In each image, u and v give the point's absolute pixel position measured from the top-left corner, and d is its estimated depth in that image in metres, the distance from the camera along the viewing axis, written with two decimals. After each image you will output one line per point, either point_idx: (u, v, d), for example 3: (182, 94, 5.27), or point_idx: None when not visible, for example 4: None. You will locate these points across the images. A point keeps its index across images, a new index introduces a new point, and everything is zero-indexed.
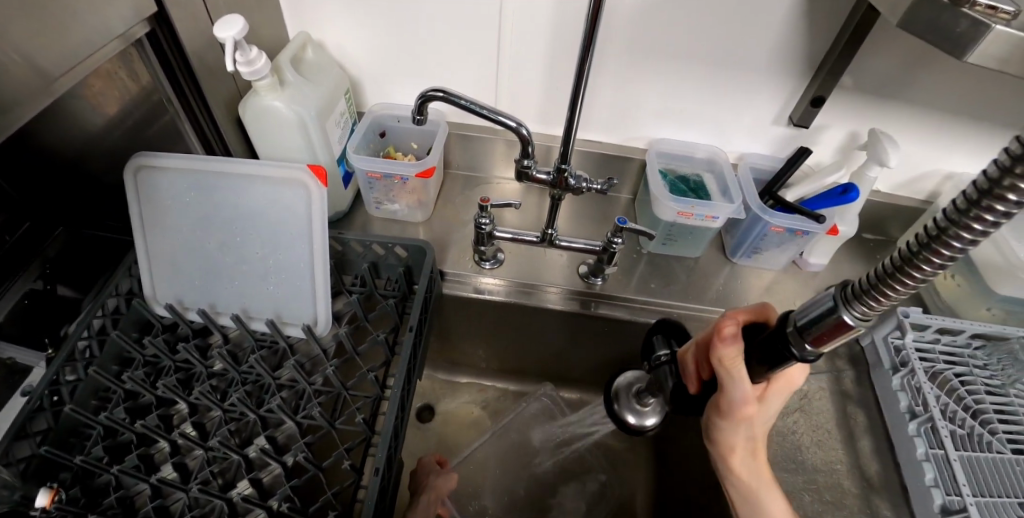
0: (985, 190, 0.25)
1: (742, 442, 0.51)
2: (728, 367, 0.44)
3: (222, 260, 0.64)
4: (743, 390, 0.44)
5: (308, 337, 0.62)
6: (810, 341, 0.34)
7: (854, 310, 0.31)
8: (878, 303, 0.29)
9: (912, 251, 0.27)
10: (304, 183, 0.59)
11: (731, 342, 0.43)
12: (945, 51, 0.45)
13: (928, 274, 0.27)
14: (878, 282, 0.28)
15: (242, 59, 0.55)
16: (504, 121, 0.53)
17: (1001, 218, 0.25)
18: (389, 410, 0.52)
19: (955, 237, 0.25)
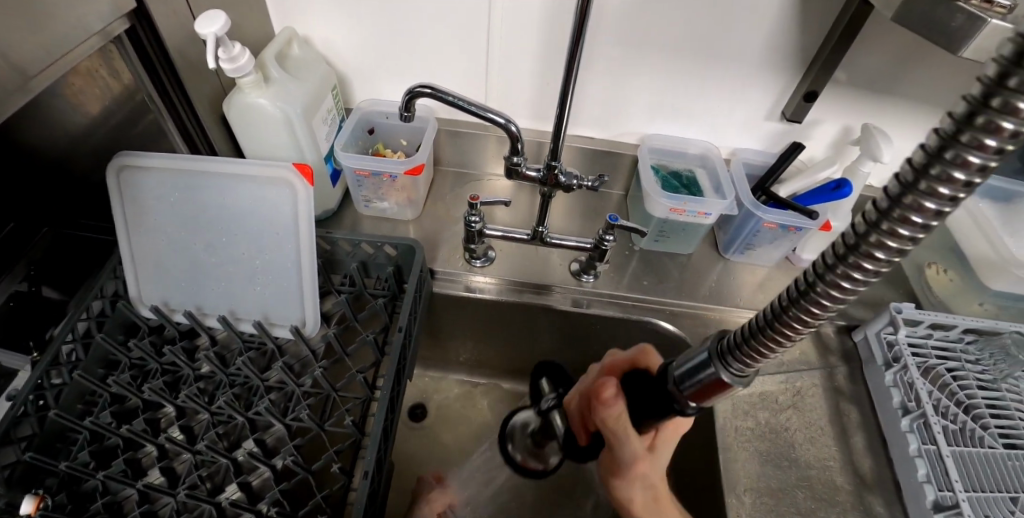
0: (926, 166, 0.22)
1: (641, 491, 0.54)
2: (614, 427, 0.50)
3: (209, 260, 0.63)
4: (627, 449, 0.51)
5: (297, 339, 0.62)
6: (696, 395, 0.40)
7: (736, 365, 0.36)
8: (766, 351, 0.33)
9: (806, 295, 0.28)
10: (291, 182, 0.58)
11: (614, 404, 0.50)
12: (941, 46, 0.44)
13: (817, 318, 0.29)
14: (767, 331, 0.32)
15: (225, 56, 0.54)
16: (493, 118, 0.52)
17: (947, 203, 0.22)
18: (378, 413, 0.51)
19: (875, 251, 0.24)
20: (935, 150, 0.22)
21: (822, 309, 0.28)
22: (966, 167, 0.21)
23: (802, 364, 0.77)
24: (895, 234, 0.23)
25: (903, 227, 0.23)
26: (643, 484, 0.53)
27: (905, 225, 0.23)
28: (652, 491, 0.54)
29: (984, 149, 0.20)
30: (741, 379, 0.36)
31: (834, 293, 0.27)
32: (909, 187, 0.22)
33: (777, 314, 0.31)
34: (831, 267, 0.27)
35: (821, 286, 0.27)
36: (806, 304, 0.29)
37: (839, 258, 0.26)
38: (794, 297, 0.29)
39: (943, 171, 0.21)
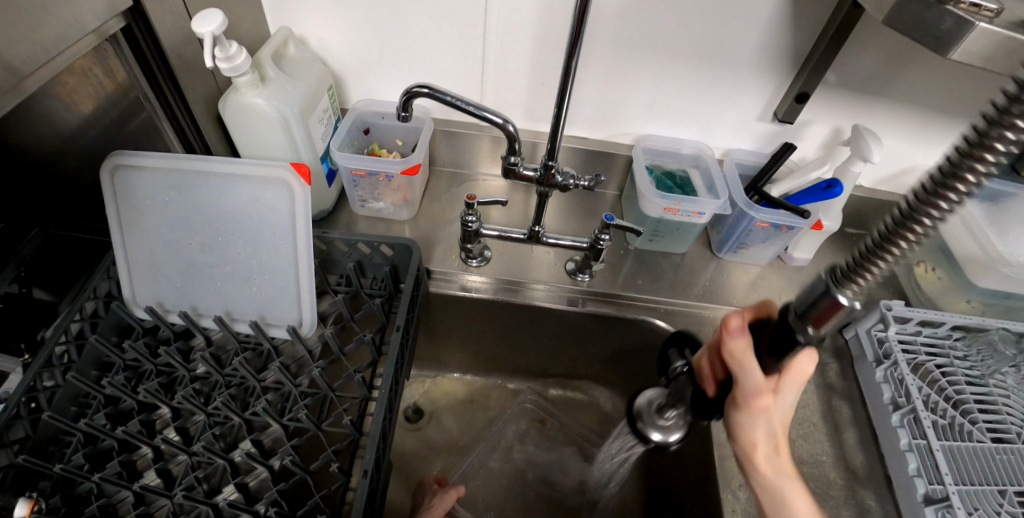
0: (1003, 109, 0.24)
1: (764, 439, 0.44)
2: (739, 358, 0.42)
3: (204, 260, 0.63)
4: (758, 384, 0.41)
5: (293, 339, 0.61)
6: (812, 318, 0.33)
7: (854, 281, 0.31)
8: (877, 263, 0.29)
9: (935, 185, 0.27)
10: (287, 181, 0.58)
11: (740, 334, 0.42)
12: (930, 48, 0.45)
13: (938, 218, 0.27)
14: (885, 238, 0.28)
15: (221, 55, 0.54)
16: (490, 118, 0.53)
17: (1013, 143, 0.24)
18: (377, 411, 0.51)
19: (977, 165, 0.25)
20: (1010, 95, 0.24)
21: (953, 198, 0.26)
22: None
23: None
24: (987, 152, 0.25)
25: (991, 150, 0.25)
26: (766, 430, 0.43)
27: (982, 162, 0.25)
28: (776, 440, 0.44)
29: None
30: (854, 299, 0.31)
31: (957, 186, 0.26)
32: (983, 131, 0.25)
33: (898, 214, 0.28)
34: (962, 156, 0.26)
35: (947, 175, 0.26)
36: (937, 190, 0.26)
37: (959, 157, 0.26)
38: (925, 188, 0.27)
39: (1005, 125, 0.24)
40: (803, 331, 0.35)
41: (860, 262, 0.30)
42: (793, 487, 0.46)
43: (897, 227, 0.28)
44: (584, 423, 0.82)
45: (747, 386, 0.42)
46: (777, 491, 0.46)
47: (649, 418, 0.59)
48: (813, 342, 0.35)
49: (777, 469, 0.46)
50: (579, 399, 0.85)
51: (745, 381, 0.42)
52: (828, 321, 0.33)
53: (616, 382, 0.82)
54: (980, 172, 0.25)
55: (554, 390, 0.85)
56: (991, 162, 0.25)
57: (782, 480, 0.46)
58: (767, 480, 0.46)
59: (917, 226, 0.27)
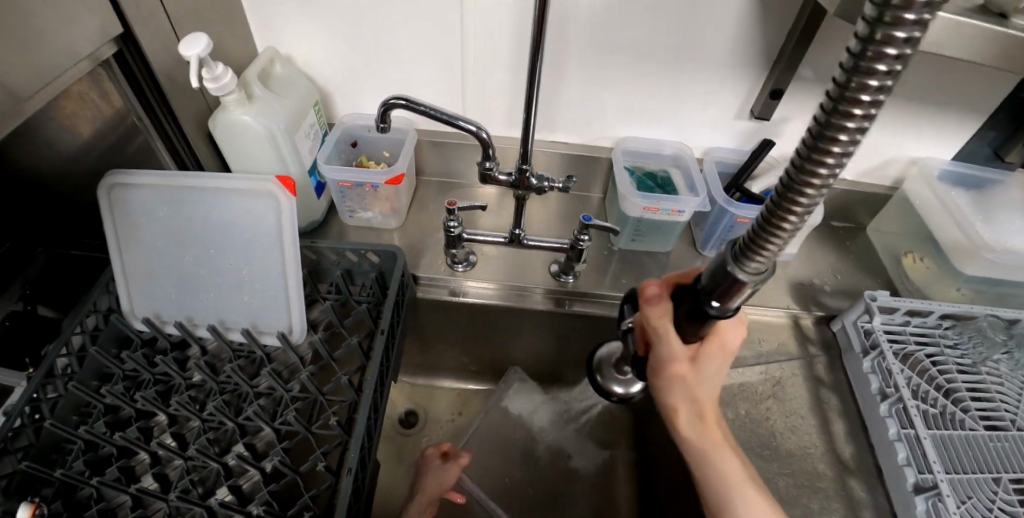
0: (844, 85, 0.22)
1: (685, 404, 0.45)
2: (655, 326, 0.43)
3: (197, 273, 0.65)
4: (673, 352, 0.43)
5: (284, 346, 0.63)
6: (718, 298, 0.35)
7: (748, 265, 0.31)
8: (765, 251, 0.30)
9: (793, 177, 0.25)
10: (274, 194, 0.60)
11: (657, 301, 0.43)
12: (883, 37, 0.47)
13: (803, 213, 0.26)
14: (763, 230, 0.29)
15: (209, 76, 0.56)
16: (464, 125, 0.55)
17: (869, 107, 0.22)
18: (361, 413, 0.54)
19: (825, 158, 0.24)
20: (851, 63, 0.22)
21: (813, 189, 0.25)
22: (874, 76, 0.21)
23: (783, 356, 0.78)
24: (832, 144, 0.23)
25: (841, 134, 0.23)
26: (687, 395, 0.45)
27: (833, 146, 0.23)
28: (700, 405, 0.46)
29: (888, 53, 0.21)
30: (754, 279, 0.32)
31: (810, 184, 0.25)
32: (833, 105, 0.23)
33: (768, 206, 0.28)
34: (814, 145, 0.24)
35: (800, 173, 0.25)
36: (792, 188, 0.26)
37: (807, 153, 0.24)
38: (787, 177, 0.26)
39: (847, 103, 0.22)
40: (714, 304, 0.36)
41: (748, 248, 0.31)
42: (718, 454, 0.48)
43: (770, 219, 0.28)
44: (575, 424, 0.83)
45: (663, 355, 0.43)
46: (705, 455, 0.48)
47: (608, 371, 0.58)
48: (729, 314, 0.36)
49: (703, 434, 0.48)
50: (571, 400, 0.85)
51: (662, 349, 0.43)
52: (733, 297, 0.34)
53: None
54: (833, 164, 0.24)
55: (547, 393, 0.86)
56: (841, 150, 0.24)
57: (709, 444, 0.48)
58: (697, 449, 0.48)
59: (787, 218, 0.27)
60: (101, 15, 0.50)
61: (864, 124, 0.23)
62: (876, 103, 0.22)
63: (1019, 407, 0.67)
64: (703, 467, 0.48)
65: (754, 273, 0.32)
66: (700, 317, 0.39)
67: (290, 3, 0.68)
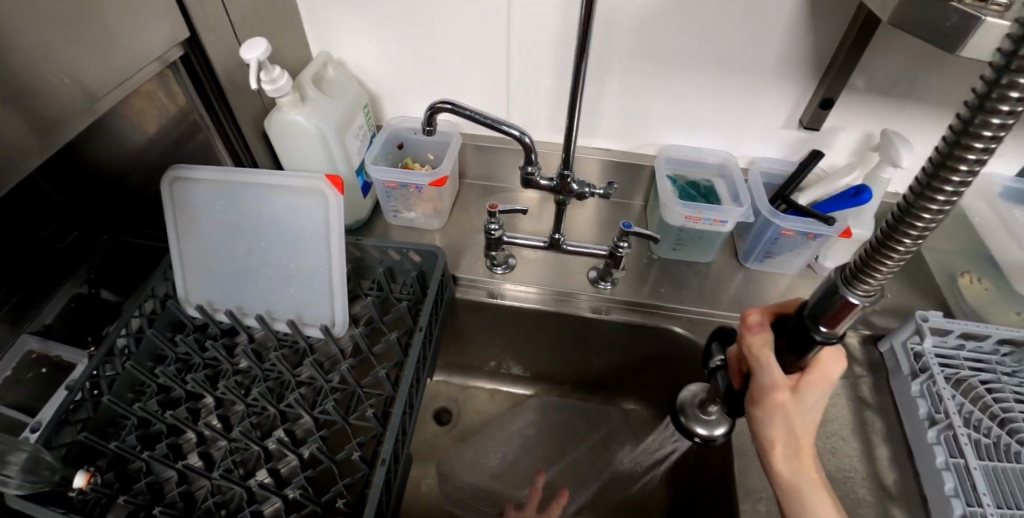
0: (986, 93, 0.24)
1: (782, 436, 0.44)
2: (758, 355, 0.44)
3: (248, 264, 0.68)
4: (773, 380, 0.42)
5: (326, 338, 0.66)
6: (826, 321, 0.35)
7: (861, 285, 0.31)
8: (881, 268, 0.30)
9: (922, 188, 0.26)
10: (323, 192, 0.62)
11: (759, 331, 0.44)
12: (938, 47, 0.45)
13: (929, 225, 0.27)
14: (880, 245, 0.29)
15: (266, 78, 0.60)
16: (507, 130, 0.55)
17: (1009, 118, 0.23)
18: (396, 407, 0.55)
19: (957, 168, 0.25)
20: (991, 78, 0.24)
21: (943, 199, 0.26)
22: (1013, 96, 0.23)
23: None
24: (965, 155, 0.25)
25: (975, 144, 0.24)
26: (784, 425, 0.44)
27: (967, 155, 0.25)
28: (796, 437, 0.45)
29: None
30: (865, 301, 0.32)
31: (939, 195, 0.26)
32: (968, 118, 0.24)
33: (888, 220, 0.28)
34: (947, 157, 0.25)
35: (929, 184, 0.26)
36: (921, 198, 0.26)
37: (938, 165, 0.26)
38: (913, 189, 0.27)
39: (988, 107, 0.23)
40: (820, 329, 0.36)
41: (860, 266, 0.31)
42: (816, 494, 0.46)
43: (889, 233, 0.28)
44: (608, 431, 0.82)
45: (764, 385, 0.43)
46: (799, 494, 0.46)
47: (693, 413, 0.59)
48: (835, 340, 0.36)
49: (797, 469, 0.46)
50: (605, 408, 0.84)
51: (761, 377, 0.43)
52: (839, 322, 0.34)
53: (642, 391, 0.82)
54: (964, 175, 0.25)
55: (581, 399, 0.85)
56: (974, 162, 0.25)
57: (804, 481, 0.46)
58: (792, 488, 0.47)
59: (911, 232, 0.27)
60: (170, 19, 0.54)
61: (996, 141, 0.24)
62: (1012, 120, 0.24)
63: None
64: (797, 506, 0.46)
65: (864, 293, 0.32)
66: (803, 346, 0.39)
67: (344, 9, 0.71)
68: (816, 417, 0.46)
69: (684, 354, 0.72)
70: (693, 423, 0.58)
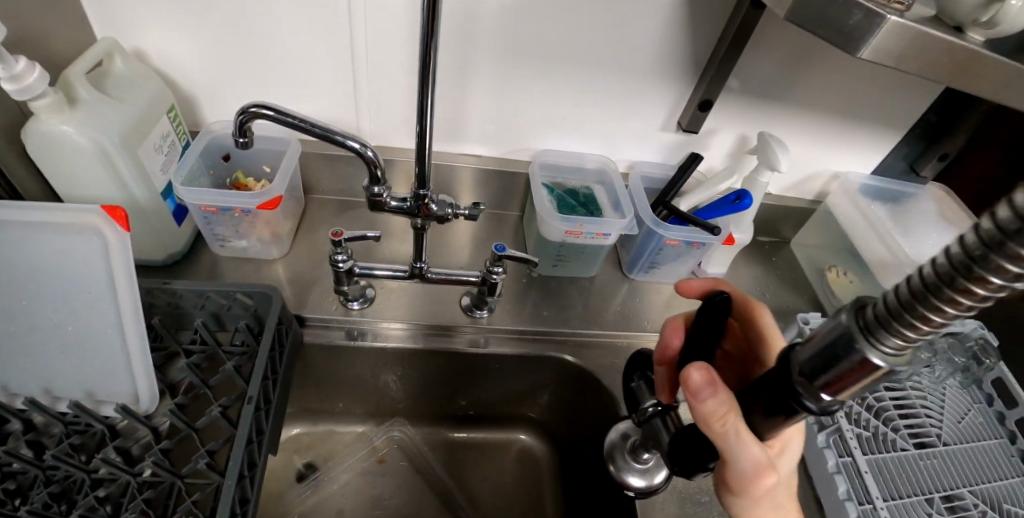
0: None
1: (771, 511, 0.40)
2: (721, 426, 0.34)
3: (8, 330, 0.50)
4: (751, 458, 0.34)
5: (127, 419, 0.50)
6: (825, 384, 0.26)
7: (884, 345, 0.22)
8: (917, 332, 0.20)
9: (986, 247, 0.16)
10: (98, 228, 0.47)
11: (710, 397, 0.34)
12: (837, 47, 0.40)
13: (989, 298, 0.17)
14: (914, 307, 0.19)
15: (4, 72, 0.43)
16: (346, 142, 0.45)
17: None
18: (219, 507, 0.42)
19: (1010, 265, 0.15)
20: None
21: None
22: None
23: None
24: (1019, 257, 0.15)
25: (1013, 265, 0.15)
26: (769, 501, 0.39)
27: (992, 279, 0.16)
28: (783, 508, 0.41)
29: None
30: (892, 364, 0.23)
31: (1005, 269, 0.15)
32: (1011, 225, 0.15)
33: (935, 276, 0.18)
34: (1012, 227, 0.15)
35: (995, 247, 0.15)
36: (980, 263, 0.16)
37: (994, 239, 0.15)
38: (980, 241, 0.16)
39: None
40: (818, 396, 0.27)
41: (890, 319, 0.21)
42: None
43: (932, 295, 0.18)
44: (497, 466, 0.75)
45: (738, 462, 0.34)
46: None
47: (624, 461, 0.55)
48: (837, 407, 0.27)
49: None
50: (491, 442, 0.76)
51: (733, 453, 0.34)
52: (843, 389, 0.25)
53: (530, 419, 0.76)
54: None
55: (464, 437, 0.76)
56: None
57: None
58: None
59: (958, 304, 0.17)
60: None
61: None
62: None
63: (942, 420, 0.71)
64: None
65: (894, 353, 0.22)
66: (783, 414, 0.31)
67: None
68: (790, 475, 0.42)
69: (574, 381, 0.66)
70: (623, 468, 0.54)
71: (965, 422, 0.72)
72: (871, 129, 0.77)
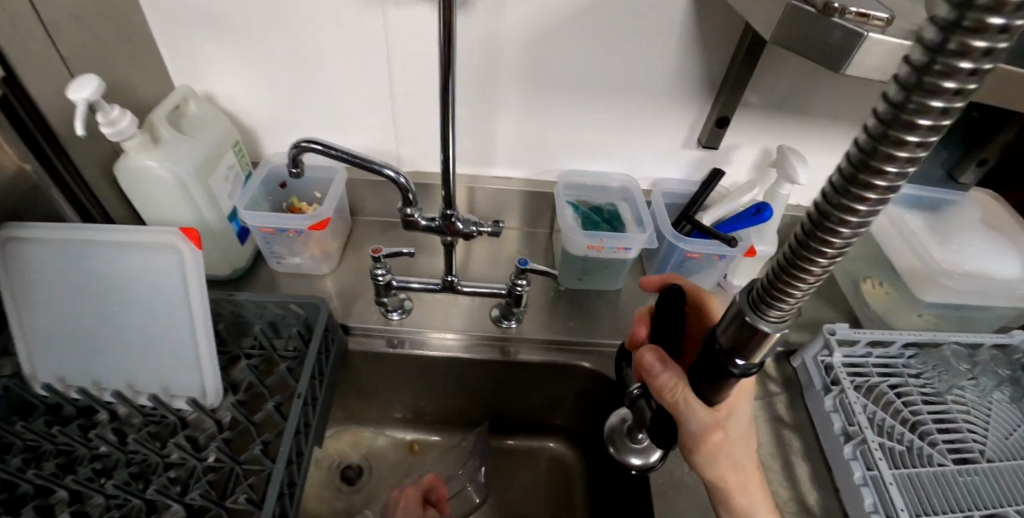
0: (902, 102, 0.17)
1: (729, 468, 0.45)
2: (673, 396, 0.39)
3: (98, 332, 0.59)
4: (700, 421, 0.39)
5: (196, 412, 0.57)
6: (740, 354, 0.29)
7: (771, 313, 0.26)
8: (791, 297, 0.25)
9: (828, 211, 0.20)
10: (176, 246, 0.55)
11: (661, 371, 0.40)
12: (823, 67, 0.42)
13: (841, 247, 0.21)
14: (786, 270, 0.23)
15: (103, 120, 0.51)
16: (381, 170, 0.51)
17: (970, 82, 0.15)
18: (269, 490, 0.48)
19: (918, 122, 0.17)
20: (913, 77, 0.17)
21: (857, 224, 0.20)
22: (965, 66, 0.15)
23: None
24: (904, 140, 0.17)
25: (922, 119, 0.16)
26: (727, 459, 0.44)
27: (908, 140, 0.17)
28: (742, 466, 0.46)
29: (964, 66, 0.15)
30: (778, 331, 0.27)
31: (854, 211, 0.19)
32: (911, 87, 0.17)
33: (792, 248, 0.23)
34: (883, 128, 0.18)
35: (836, 206, 0.20)
36: (826, 224, 0.20)
37: (876, 136, 0.18)
38: (818, 211, 0.21)
39: (894, 138, 0.17)
40: (737, 362, 0.30)
41: (770, 288, 0.25)
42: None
43: (796, 258, 0.22)
44: (529, 472, 0.78)
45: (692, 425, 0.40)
46: None
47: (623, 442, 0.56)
48: (757, 370, 0.30)
49: (749, 495, 0.46)
50: (524, 448, 0.79)
51: (685, 418, 0.39)
52: (752, 355, 0.29)
53: (558, 426, 0.79)
54: (903, 165, 0.18)
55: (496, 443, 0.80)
56: (940, 112, 0.16)
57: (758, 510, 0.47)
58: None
59: (817, 263, 0.22)
60: None
61: (969, 89, 0.16)
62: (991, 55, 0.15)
63: (987, 436, 0.68)
64: None
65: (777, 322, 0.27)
66: (721, 384, 0.34)
67: (206, 38, 0.64)
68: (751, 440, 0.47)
69: (599, 389, 0.69)
70: (623, 453, 0.55)
71: (1014, 440, 0.69)
72: None
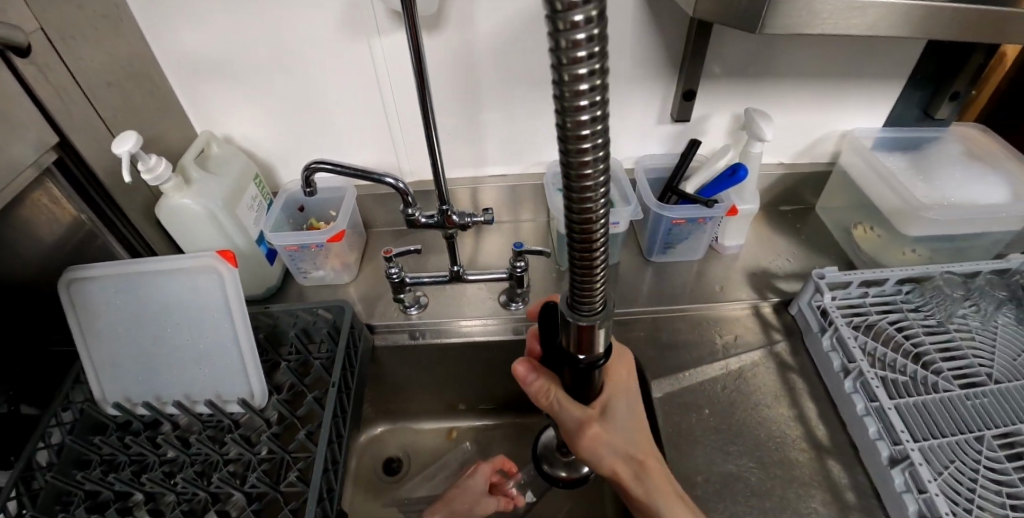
0: (563, 84, 0.23)
1: (618, 458, 0.53)
2: (547, 397, 0.49)
3: (154, 354, 0.67)
4: (573, 416, 0.49)
5: (248, 412, 0.65)
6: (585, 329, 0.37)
7: (589, 284, 0.33)
8: (593, 286, 0.33)
9: (571, 195, 0.28)
10: (215, 267, 0.63)
11: (533, 378, 0.49)
12: (747, 28, 0.52)
13: (597, 217, 0.28)
14: (577, 250, 0.31)
15: (144, 167, 0.60)
16: (380, 178, 0.57)
17: (591, 53, 0.22)
18: (315, 467, 0.54)
19: (579, 90, 0.23)
20: (558, 64, 0.23)
21: (596, 222, 0.29)
22: (581, 36, 0.21)
23: (743, 346, 0.76)
24: (580, 109, 0.24)
25: (581, 86, 0.23)
26: (611, 452, 0.53)
27: (581, 105, 0.23)
28: (632, 455, 0.53)
29: (577, 39, 0.21)
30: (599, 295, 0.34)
31: (587, 187, 0.27)
32: (561, 70, 0.23)
33: (572, 252, 0.31)
34: (566, 154, 0.26)
35: (573, 190, 0.27)
36: (576, 209, 0.28)
37: (564, 124, 0.25)
38: (571, 222, 0.29)
39: (573, 104, 0.23)
40: (581, 355, 0.40)
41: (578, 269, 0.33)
42: (667, 506, 0.52)
43: (577, 237, 0.30)
44: None
45: (568, 418, 0.50)
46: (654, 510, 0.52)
47: (554, 459, 0.68)
48: (597, 357, 0.41)
49: (644, 483, 0.53)
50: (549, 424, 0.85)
51: (561, 414, 0.50)
52: (592, 343, 0.39)
53: None
54: (592, 135, 0.24)
55: (522, 425, 0.86)
56: (591, 124, 0.24)
57: (658, 499, 0.52)
58: (646, 504, 0.53)
59: (590, 235, 0.29)
60: (34, 129, 0.53)
61: (596, 58, 0.22)
62: (593, 27, 0.21)
63: (993, 359, 0.68)
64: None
65: (596, 309, 0.36)
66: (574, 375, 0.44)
67: (219, 86, 0.73)
68: (642, 434, 0.54)
69: None
70: (558, 469, 0.67)
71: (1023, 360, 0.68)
72: (868, 84, 0.80)
